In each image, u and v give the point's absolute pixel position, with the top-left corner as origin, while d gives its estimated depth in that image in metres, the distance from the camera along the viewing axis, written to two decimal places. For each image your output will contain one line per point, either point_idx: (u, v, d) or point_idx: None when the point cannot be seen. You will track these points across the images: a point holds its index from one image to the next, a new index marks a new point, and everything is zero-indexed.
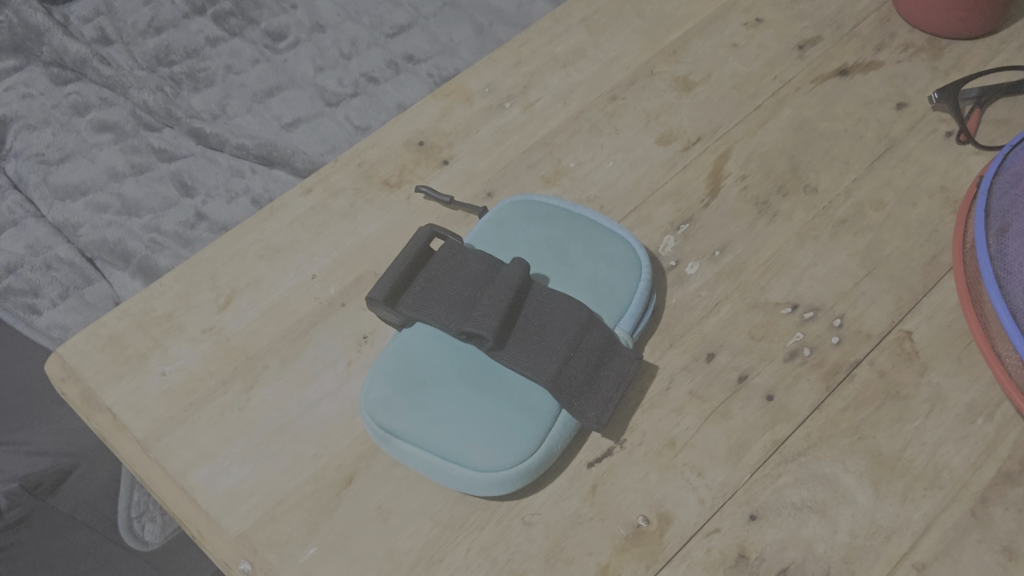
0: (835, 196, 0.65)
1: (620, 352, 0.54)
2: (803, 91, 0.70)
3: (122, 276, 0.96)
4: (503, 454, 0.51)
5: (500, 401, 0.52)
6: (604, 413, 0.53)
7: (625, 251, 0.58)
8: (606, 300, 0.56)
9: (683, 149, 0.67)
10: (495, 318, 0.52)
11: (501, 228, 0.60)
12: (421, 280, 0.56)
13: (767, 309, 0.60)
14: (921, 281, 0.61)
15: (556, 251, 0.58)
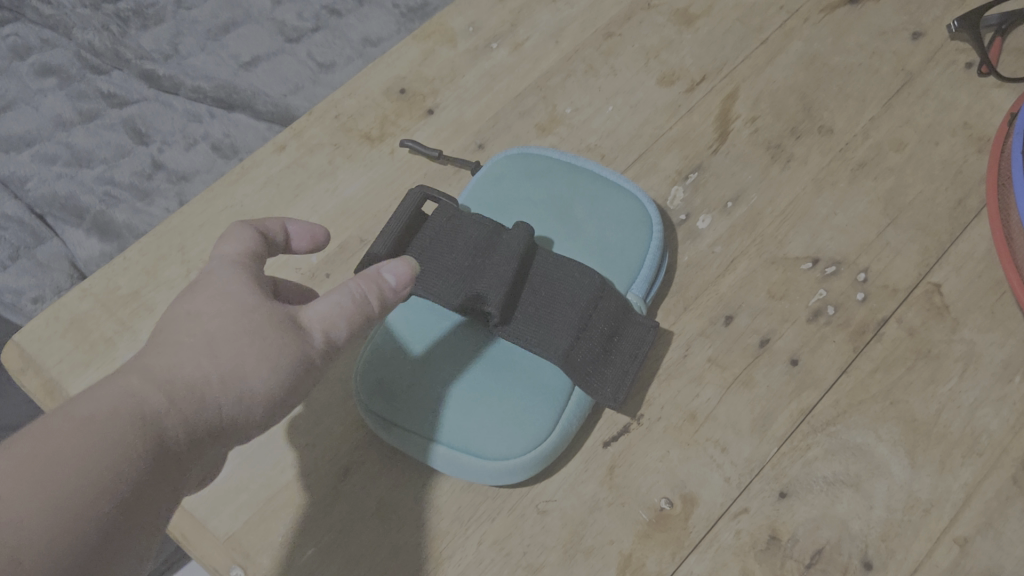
0: (852, 137, 0.60)
1: (634, 319, 0.50)
2: (812, 23, 0.65)
3: (77, 233, 0.90)
4: (517, 439, 0.47)
5: (510, 380, 0.48)
6: (621, 389, 0.48)
7: (635, 208, 0.53)
8: (616, 264, 0.52)
9: (687, 90, 0.62)
10: (501, 291, 0.47)
11: (498, 188, 0.55)
12: (415, 250, 0.50)
13: (787, 265, 0.56)
14: (948, 228, 0.57)
15: (559, 211, 0.53)
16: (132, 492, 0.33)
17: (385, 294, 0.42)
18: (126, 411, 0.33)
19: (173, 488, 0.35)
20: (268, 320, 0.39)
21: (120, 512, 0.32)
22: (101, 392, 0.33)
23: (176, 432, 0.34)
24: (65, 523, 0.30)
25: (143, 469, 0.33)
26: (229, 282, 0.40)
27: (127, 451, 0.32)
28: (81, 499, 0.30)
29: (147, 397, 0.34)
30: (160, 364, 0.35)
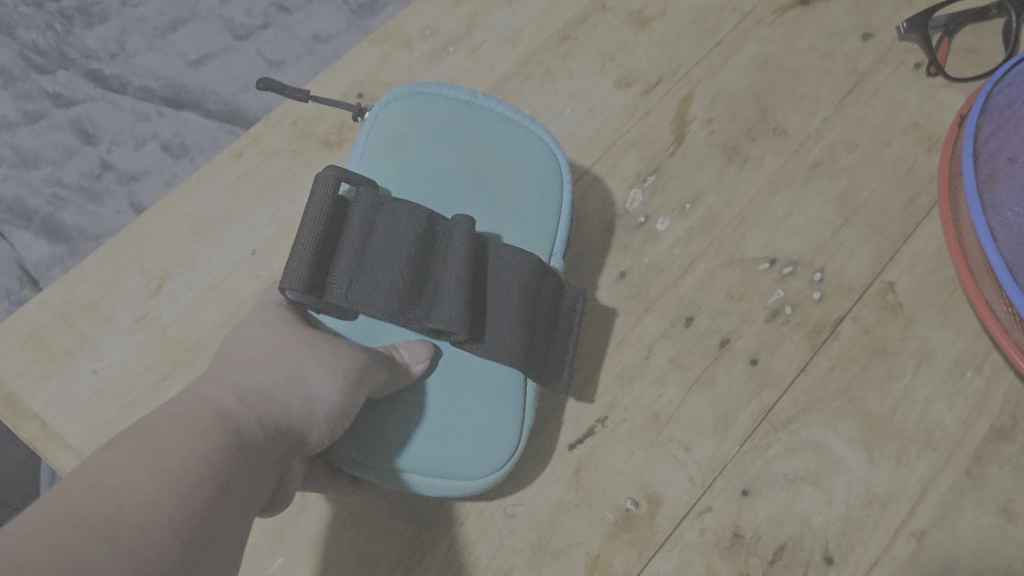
0: (806, 138, 0.61)
1: (565, 289, 0.51)
2: (765, 24, 0.65)
3: (25, 237, 0.86)
4: (492, 456, 0.47)
5: (474, 394, 0.47)
6: (565, 369, 0.49)
7: (546, 157, 0.54)
8: (538, 228, 0.52)
9: (644, 92, 0.62)
10: (461, 308, 0.44)
11: (401, 150, 0.51)
12: (346, 256, 0.44)
13: (745, 266, 0.57)
14: (900, 227, 0.58)
15: (475, 177, 0.52)
16: (237, 474, 0.31)
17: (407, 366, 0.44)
18: (206, 410, 0.32)
19: (267, 493, 0.34)
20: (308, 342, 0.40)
21: (232, 487, 0.30)
22: (174, 404, 0.32)
23: (258, 429, 0.33)
24: (186, 489, 0.28)
25: (239, 455, 0.31)
26: (269, 324, 0.40)
27: (213, 434, 0.31)
28: (190, 470, 0.29)
29: (214, 400, 0.33)
30: (227, 383, 0.35)
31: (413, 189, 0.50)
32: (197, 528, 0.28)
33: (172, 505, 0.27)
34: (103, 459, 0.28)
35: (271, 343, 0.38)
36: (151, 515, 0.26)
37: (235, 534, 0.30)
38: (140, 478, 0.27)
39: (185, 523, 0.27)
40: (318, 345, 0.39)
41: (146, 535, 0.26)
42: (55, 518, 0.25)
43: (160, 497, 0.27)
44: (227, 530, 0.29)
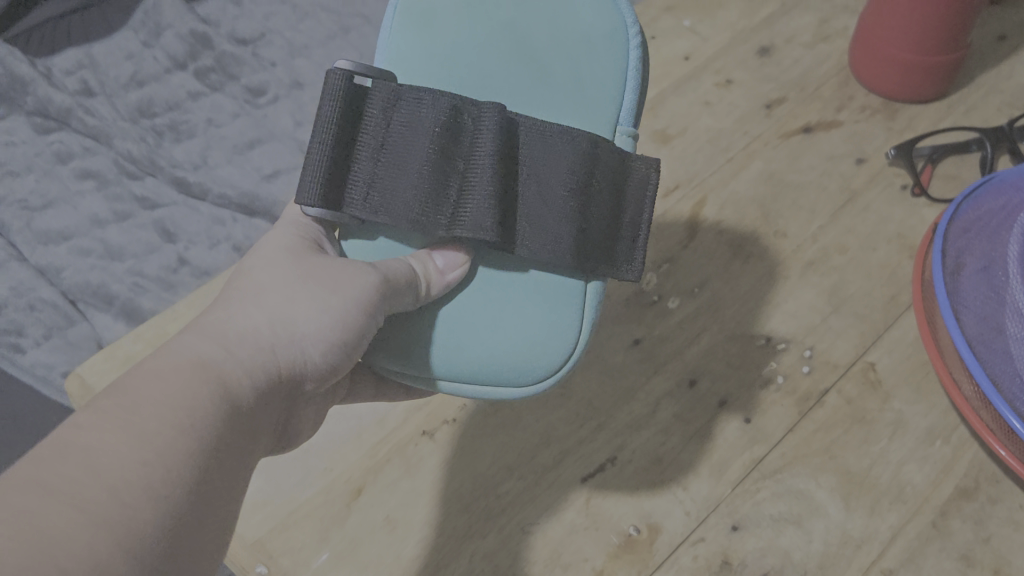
0: (803, 240, 0.70)
1: (633, 164, 0.48)
2: (771, 146, 0.76)
3: (105, 318, 0.99)
4: (547, 358, 0.46)
5: (517, 299, 0.46)
6: (635, 258, 0.49)
7: (606, 16, 0.49)
8: (594, 99, 0.48)
9: (663, 195, 0.73)
10: (490, 207, 0.44)
11: (430, 21, 0.49)
12: (363, 162, 0.45)
13: (744, 341, 0.65)
14: (882, 317, 0.66)
15: (526, 46, 0.48)
16: (216, 437, 0.33)
17: (435, 276, 0.45)
18: (191, 360, 0.34)
19: (252, 446, 0.36)
20: (310, 277, 0.41)
21: (214, 437, 0.33)
22: (161, 353, 0.35)
23: (243, 375, 0.36)
24: (162, 444, 0.30)
25: (221, 406, 0.34)
26: (281, 258, 0.42)
27: (194, 404, 0.33)
28: (166, 430, 0.31)
29: (198, 357, 0.35)
30: (222, 328, 0.37)
31: (442, 62, 0.48)
32: (173, 483, 0.30)
33: (147, 462, 0.29)
34: (82, 425, 0.30)
35: (275, 285, 0.40)
36: (124, 483, 0.28)
37: (211, 503, 0.32)
38: (117, 439, 0.29)
39: (158, 478, 0.29)
40: (321, 280, 0.41)
41: (121, 501, 0.28)
42: (28, 486, 0.27)
43: (134, 454, 0.29)
44: (207, 484, 0.32)
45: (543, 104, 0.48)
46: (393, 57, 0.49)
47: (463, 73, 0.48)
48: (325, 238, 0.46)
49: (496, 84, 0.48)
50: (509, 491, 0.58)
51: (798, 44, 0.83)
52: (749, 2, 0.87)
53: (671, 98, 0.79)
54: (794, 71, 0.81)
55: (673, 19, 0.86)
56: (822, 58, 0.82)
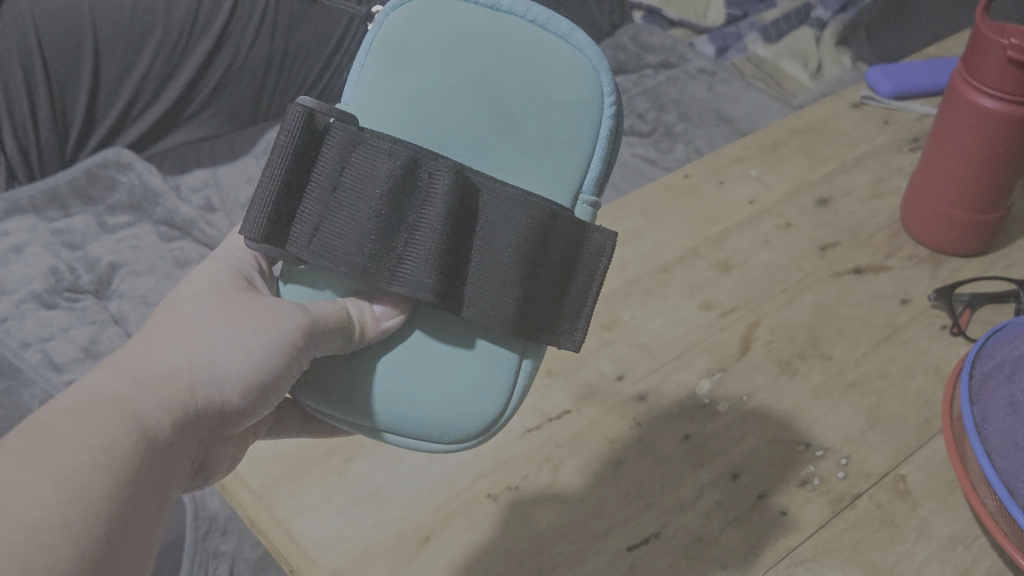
0: (846, 364, 0.77)
1: (590, 235, 0.53)
2: (823, 282, 0.83)
3: None
4: (477, 419, 0.52)
5: (453, 358, 0.52)
6: (578, 326, 0.53)
7: (582, 78, 0.53)
8: (557, 166, 0.53)
9: (720, 314, 0.80)
10: (433, 268, 0.48)
11: (402, 63, 0.53)
12: (313, 203, 0.48)
13: (786, 445, 0.71)
14: (915, 437, 0.72)
15: (493, 102, 0.52)
16: (139, 467, 0.36)
17: (371, 323, 0.50)
18: (110, 399, 0.37)
19: (177, 470, 0.39)
20: (234, 315, 0.44)
21: (133, 476, 0.35)
22: (78, 392, 0.37)
23: (163, 413, 0.38)
24: (82, 483, 0.33)
25: (142, 444, 0.36)
26: (205, 301, 0.45)
27: (118, 438, 0.35)
28: (88, 464, 0.33)
29: (120, 390, 0.37)
30: (143, 365, 0.40)
31: (407, 112, 0.52)
32: (90, 521, 0.32)
33: (62, 502, 0.32)
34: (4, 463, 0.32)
35: (197, 325, 0.43)
36: (42, 517, 0.31)
37: (136, 529, 0.35)
38: (36, 478, 0.32)
39: (75, 517, 0.32)
40: (244, 323, 0.44)
41: (39, 532, 0.30)
42: None
43: (51, 494, 0.32)
44: (129, 521, 0.34)
45: (504, 166, 0.52)
46: (361, 99, 0.53)
47: (427, 125, 0.52)
48: (254, 274, 0.51)
49: (459, 139, 0.52)
50: (561, 552, 0.64)
51: (854, 198, 0.92)
52: (811, 160, 0.96)
53: (735, 233, 0.87)
54: (849, 221, 0.90)
55: (741, 168, 0.95)
56: (875, 211, 0.91)
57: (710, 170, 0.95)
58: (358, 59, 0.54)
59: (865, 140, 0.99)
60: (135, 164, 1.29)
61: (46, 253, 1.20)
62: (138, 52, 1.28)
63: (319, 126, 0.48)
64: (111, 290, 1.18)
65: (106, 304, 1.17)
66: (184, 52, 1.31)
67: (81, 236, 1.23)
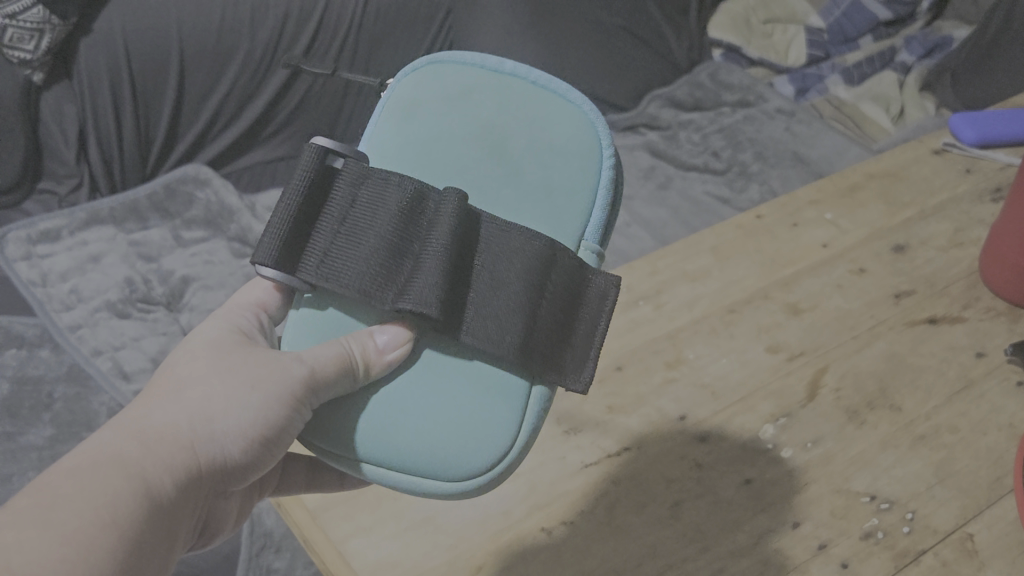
0: (916, 416, 0.75)
1: (593, 277, 0.52)
2: (895, 330, 0.81)
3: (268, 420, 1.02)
4: (487, 450, 0.48)
5: (459, 384, 0.48)
6: (585, 370, 0.51)
7: (584, 131, 0.55)
8: (561, 208, 0.52)
9: (788, 358, 0.79)
10: (436, 286, 0.46)
11: (408, 113, 0.54)
12: (324, 232, 0.48)
13: (849, 495, 0.69)
14: (985, 494, 0.70)
15: (497, 146, 0.53)
16: (133, 523, 0.38)
17: (376, 357, 0.47)
18: (112, 459, 0.39)
19: (174, 526, 0.41)
20: (234, 367, 0.46)
21: (132, 536, 0.38)
22: (81, 454, 0.40)
23: (163, 473, 0.41)
24: (83, 543, 0.35)
25: (141, 503, 0.39)
26: (207, 357, 0.47)
27: (117, 496, 0.38)
28: (82, 523, 0.36)
29: (118, 449, 0.40)
30: (142, 424, 0.42)
31: (415, 151, 0.52)
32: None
33: (66, 559, 0.35)
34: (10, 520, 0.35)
35: (197, 383, 0.45)
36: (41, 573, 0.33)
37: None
38: (36, 534, 0.35)
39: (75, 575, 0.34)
40: (243, 377, 0.46)
41: None
42: None
43: (54, 552, 0.34)
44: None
45: (510, 204, 0.52)
46: (367, 144, 0.53)
47: (434, 163, 0.52)
48: (255, 331, 0.51)
49: (465, 176, 0.52)
50: None
51: (931, 246, 0.90)
52: (889, 206, 0.94)
53: (807, 276, 0.86)
54: (926, 269, 0.87)
55: (816, 211, 0.94)
56: (953, 261, 0.89)
57: (784, 212, 0.93)
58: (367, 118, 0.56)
59: (945, 187, 0.97)
60: (212, 181, 1.31)
61: (121, 264, 1.23)
62: (223, 70, 1.30)
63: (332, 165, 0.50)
64: (183, 303, 1.20)
65: (177, 317, 1.19)
66: (267, 72, 1.33)
67: (156, 248, 1.26)
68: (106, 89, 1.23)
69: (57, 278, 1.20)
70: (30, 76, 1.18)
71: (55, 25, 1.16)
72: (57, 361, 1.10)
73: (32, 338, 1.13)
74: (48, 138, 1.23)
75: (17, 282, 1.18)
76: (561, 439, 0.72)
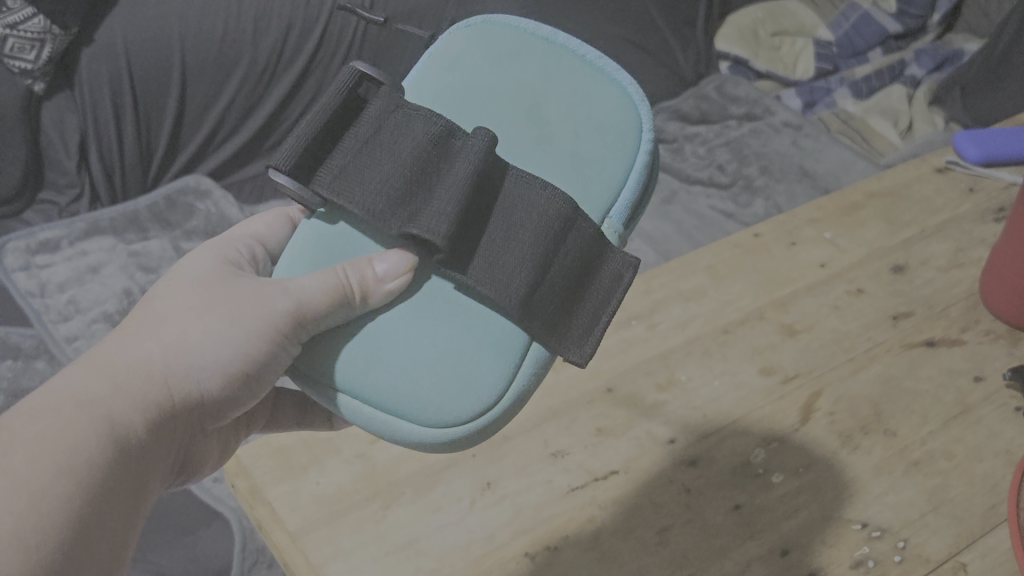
0: (911, 441, 0.74)
1: (610, 255, 0.48)
2: (892, 353, 0.80)
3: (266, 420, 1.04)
4: (466, 404, 0.44)
5: (452, 324, 0.45)
6: (587, 343, 0.47)
7: (626, 112, 0.51)
8: (588, 181, 0.49)
9: (782, 381, 0.78)
10: (449, 215, 0.43)
11: (446, 65, 0.52)
12: (343, 151, 0.46)
13: (840, 523, 0.68)
14: (980, 523, 0.68)
15: (530, 108, 0.50)
16: (95, 467, 0.38)
17: (374, 285, 0.44)
18: (77, 402, 0.39)
19: (143, 465, 0.41)
20: (213, 298, 0.46)
21: (96, 480, 0.38)
22: (46, 394, 0.39)
23: (131, 411, 0.41)
24: (38, 493, 0.35)
25: (106, 444, 0.39)
26: (187, 287, 0.46)
27: (78, 441, 0.38)
28: (39, 469, 0.36)
29: (84, 391, 0.40)
30: (114, 360, 0.42)
31: (450, 101, 0.50)
32: (43, 532, 0.35)
33: (16, 512, 0.34)
34: None
35: (174, 317, 0.45)
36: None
37: (92, 527, 0.37)
38: None
39: (26, 531, 0.34)
40: (224, 310, 0.45)
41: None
42: None
43: (5, 504, 0.34)
44: (90, 526, 0.37)
45: (537, 164, 0.48)
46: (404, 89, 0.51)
47: (466, 115, 0.50)
48: (245, 261, 0.51)
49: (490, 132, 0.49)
50: None
51: (932, 267, 0.89)
52: (889, 225, 0.93)
53: (803, 296, 0.85)
54: (925, 290, 0.86)
55: (815, 229, 0.92)
56: (953, 282, 0.87)
57: (782, 230, 0.92)
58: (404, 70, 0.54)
59: (947, 207, 0.95)
60: (213, 193, 1.32)
61: (121, 275, 1.22)
62: (225, 82, 1.30)
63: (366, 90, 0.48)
64: None
65: None
66: (270, 83, 1.33)
67: (156, 259, 1.25)
68: (107, 100, 1.23)
69: (55, 288, 1.20)
70: (32, 86, 1.18)
71: (55, 35, 1.15)
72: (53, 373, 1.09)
73: (29, 349, 1.12)
74: (49, 148, 1.23)
75: (16, 294, 1.18)
76: (548, 462, 0.71)
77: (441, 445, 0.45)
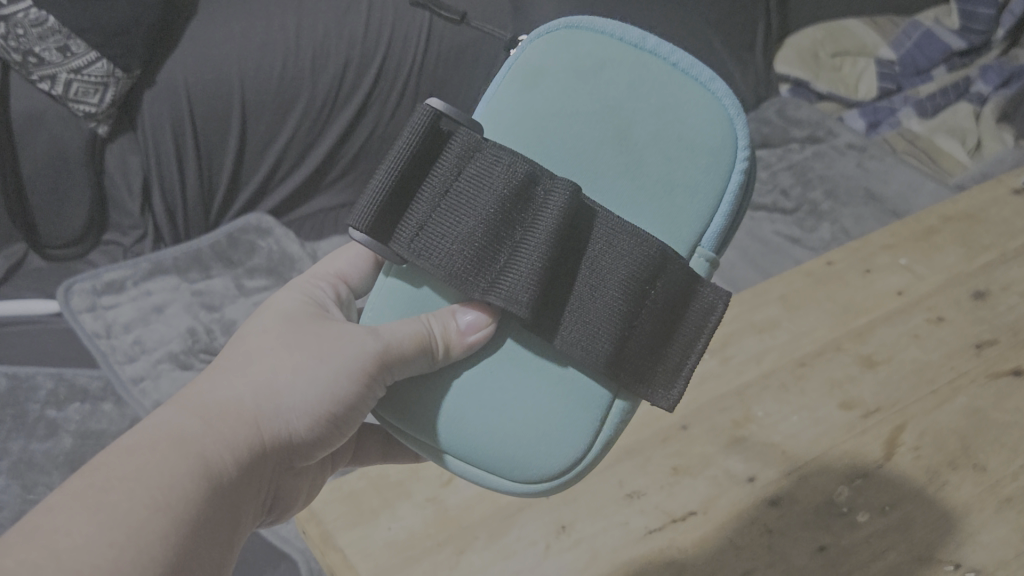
0: (1002, 476, 0.70)
1: (701, 290, 0.51)
2: (977, 383, 0.77)
3: None
4: (555, 460, 0.50)
5: (532, 382, 0.51)
6: (674, 387, 0.51)
7: (719, 128, 0.52)
8: (678, 213, 0.51)
9: (862, 415, 0.75)
10: (528, 284, 0.48)
11: (534, 86, 0.54)
12: (424, 204, 0.50)
13: (932, 563, 0.65)
14: None
15: (619, 135, 0.52)
16: (193, 501, 0.41)
17: (456, 338, 0.50)
18: (174, 439, 0.42)
19: (236, 502, 0.45)
20: (300, 339, 0.50)
21: (193, 511, 0.41)
22: (146, 431, 0.43)
23: (225, 447, 0.44)
24: (138, 525, 0.38)
25: (202, 480, 0.42)
26: (278, 330, 0.51)
27: (175, 477, 0.41)
28: (138, 503, 0.39)
29: (179, 430, 0.43)
30: (210, 400, 0.46)
31: (534, 132, 0.52)
32: (142, 561, 0.37)
33: (117, 543, 0.37)
34: (62, 505, 0.38)
35: (265, 359, 0.49)
36: (82, 561, 0.35)
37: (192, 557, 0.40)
38: (87, 522, 0.37)
39: (125, 559, 0.37)
40: (313, 352, 0.49)
41: None
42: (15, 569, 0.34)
43: (105, 536, 0.37)
44: (190, 557, 0.40)
45: (621, 200, 0.52)
46: (489, 111, 0.54)
47: (551, 146, 0.52)
48: (331, 303, 0.55)
49: (580, 165, 0.52)
50: None
51: (1014, 292, 0.85)
52: (967, 250, 0.90)
53: (881, 326, 0.82)
54: (1009, 317, 0.83)
55: (889, 256, 0.90)
56: None
57: (856, 258, 0.90)
58: (495, 80, 0.55)
59: None
60: (275, 230, 1.33)
61: (185, 314, 1.22)
62: (284, 120, 1.30)
63: (445, 129, 0.51)
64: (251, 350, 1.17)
65: None
66: (328, 117, 1.33)
67: (219, 297, 1.25)
68: (168, 139, 1.23)
69: (121, 329, 1.20)
70: (96, 129, 1.18)
71: (118, 78, 1.16)
72: (120, 415, 1.11)
73: (96, 392, 1.13)
74: (113, 189, 1.24)
75: (82, 334, 1.18)
76: (623, 503, 0.69)
77: (537, 491, 0.52)
